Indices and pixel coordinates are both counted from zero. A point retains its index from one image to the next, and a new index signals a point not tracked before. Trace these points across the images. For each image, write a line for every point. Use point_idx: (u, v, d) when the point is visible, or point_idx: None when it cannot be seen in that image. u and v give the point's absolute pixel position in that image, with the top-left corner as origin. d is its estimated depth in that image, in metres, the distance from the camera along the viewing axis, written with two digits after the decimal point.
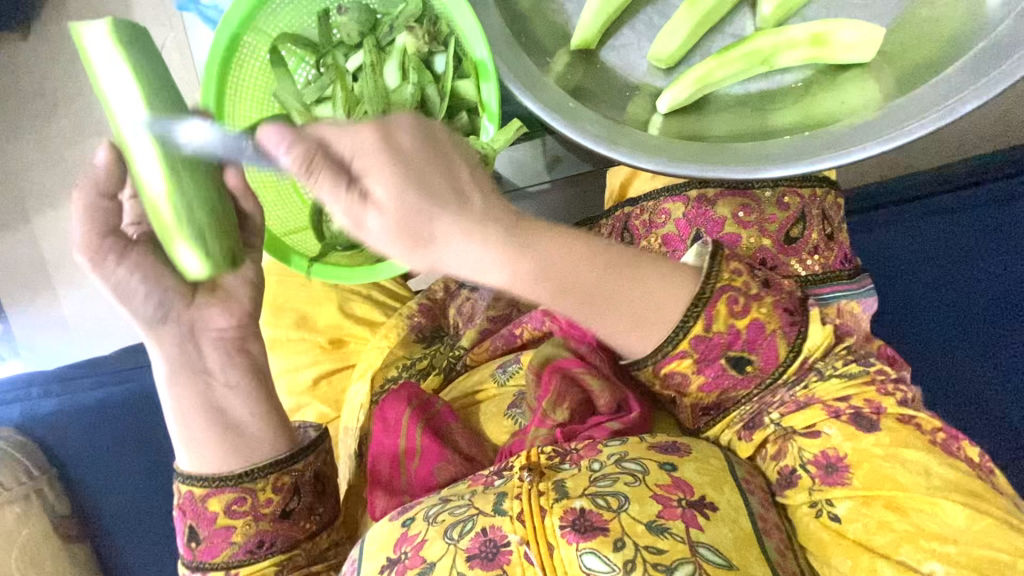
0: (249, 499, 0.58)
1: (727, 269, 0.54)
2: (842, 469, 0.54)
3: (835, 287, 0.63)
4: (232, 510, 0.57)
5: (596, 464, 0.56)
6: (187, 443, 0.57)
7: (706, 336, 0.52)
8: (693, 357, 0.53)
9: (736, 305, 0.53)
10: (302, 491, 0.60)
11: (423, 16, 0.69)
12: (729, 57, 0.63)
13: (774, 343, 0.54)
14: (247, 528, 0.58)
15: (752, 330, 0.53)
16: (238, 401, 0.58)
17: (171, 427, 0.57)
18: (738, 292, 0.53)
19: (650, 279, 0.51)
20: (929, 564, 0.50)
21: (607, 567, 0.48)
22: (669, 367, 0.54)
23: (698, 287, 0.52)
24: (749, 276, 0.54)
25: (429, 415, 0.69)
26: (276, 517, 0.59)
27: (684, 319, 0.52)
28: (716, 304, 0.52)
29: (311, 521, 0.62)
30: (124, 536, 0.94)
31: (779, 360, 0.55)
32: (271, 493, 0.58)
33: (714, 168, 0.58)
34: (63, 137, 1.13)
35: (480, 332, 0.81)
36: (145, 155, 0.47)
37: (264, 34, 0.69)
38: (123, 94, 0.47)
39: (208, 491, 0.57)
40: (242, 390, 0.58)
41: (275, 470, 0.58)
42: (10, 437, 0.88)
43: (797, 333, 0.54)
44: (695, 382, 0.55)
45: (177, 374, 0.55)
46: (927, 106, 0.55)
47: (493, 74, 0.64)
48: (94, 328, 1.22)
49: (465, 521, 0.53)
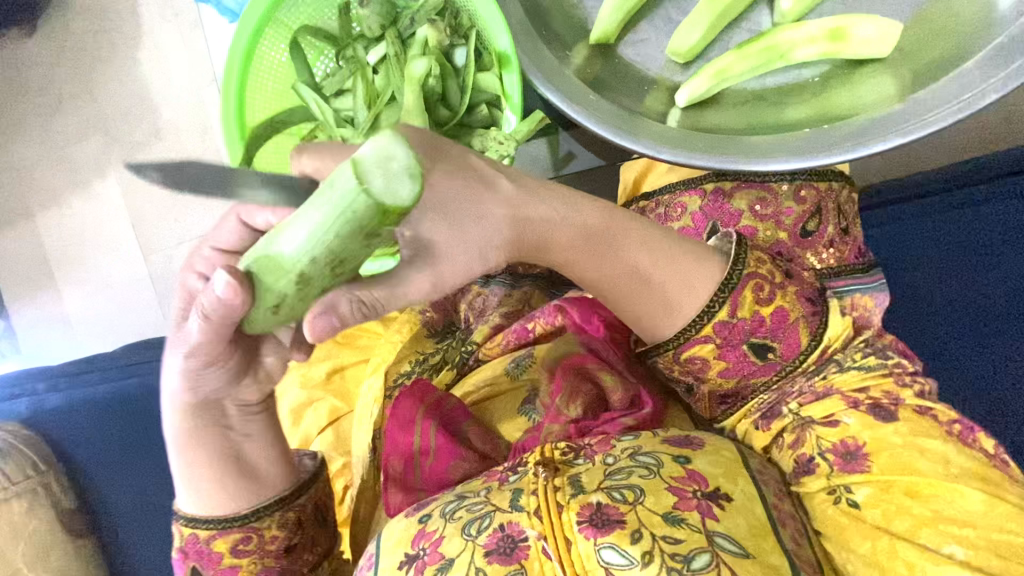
0: (253, 539, 0.58)
1: (753, 258, 0.55)
2: (861, 457, 0.55)
3: (855, 280, 0.62)
4: (238, 550, 0.58)
5: (610, 459, 0.56)
6: (195, 489, 0.57)
7: (730, 321, 0.54)
8: (716, 343, 0.55)
9: (761, 293, 0.54)
10: (304, 524, 0.61)
11: (445, 10, 0.70)
12: (747, 52, 0.64)
13: (797, 330, 0.55)
14: (252, 566, 0.59)
15: (776, 317, 0.54)
16: (254, 448, 0.59)
17: (175, 469, 0.57)
18: (763, 280, 0.54)
19: (681, 263, 0.54)
20: (949, 547, 0.51)
21: (625, 561, 0.48)
22: (689, 351, 0.55)
23: (726, 271, 0.54)
24: (772, 266, 0.56)
25: (443, 412, 0.69)
26: (280, 554, 0.59)
27: (710, 304, 0.54)
28: (742, 292, 0.54)
29: (312, 553, 0.62)
30: (129, 539, 0.91)
31: (802, 348, 0.56)
32: (276, 529, 0.59)
33: (732, 160, 0.59)
34: (66, 131, 1.12)
35: (491, 327, 0.80)
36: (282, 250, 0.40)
37: (284, 26, 0.71)
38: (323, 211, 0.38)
39: (213, 533, 0.57)
40: (257, 437, 0.59)
41: (281, 508, 0.59)
42: (17, 432, 0.88)
43: (820, 323, 0.56)
44: (715, 368, 0.56)
45: (191, 414, 0.56)
46: (944, 100, 0.56)
47: (515, 65, 0.66)
48: (93, 325, 1.18)
49: (482, 517, 0.53)
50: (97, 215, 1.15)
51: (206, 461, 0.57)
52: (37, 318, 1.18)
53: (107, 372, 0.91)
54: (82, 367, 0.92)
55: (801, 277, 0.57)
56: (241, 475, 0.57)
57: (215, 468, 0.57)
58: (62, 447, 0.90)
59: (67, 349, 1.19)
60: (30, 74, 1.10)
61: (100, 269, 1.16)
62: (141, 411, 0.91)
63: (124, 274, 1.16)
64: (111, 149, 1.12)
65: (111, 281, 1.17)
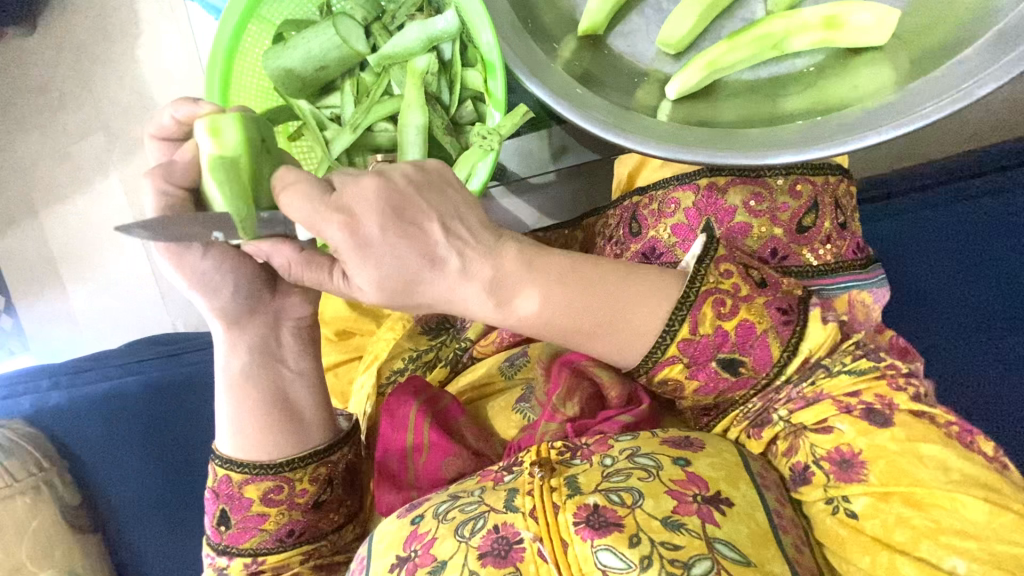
0: (285, 488, 0.62)
1: (719, 269, 0.53)
2: (857, 466, 0.53)
3: (847, 277, 0.63)
4: (268, 498, 0.61)
5: (607, 460, 0.54)
6: (240, 431, 0.61)
7: (693, 339, 0.52)
8: (684, 362, 0.53)
9: (723, 309, 0.52)
10: (333, 483, 0.65)
11: (425, 4, 0.69)
12: (740, 41, 0.62)
13: (767, 343, 0.53)
14: (281, 516, 0.62)
15: (740, 331, 0.52)
16: (302, 390, 0.63)
17: (223, 413, 0.61)
18: (725, 295, 0.52)
19: (648, 281, 0.53)
20: (950, 561, 0.50)
21: (622, 564, 0.46)
22: (661, 374, 0.54)
23: (682, 290, 0.52)
24: (739, 278, 0.53)
25: (436, 410, 0.68)
26: (309, 507, 0.63)
27: (669, 324, 0.51)
28: (702, 307, 0.51)
29: (338, 514, 0.66)
30: (130, 531, 0.91)
31: (774, 360, 0.54)
32: (307, 483, 0.63)
33: (723, 155, 0.57)
34: (70, 133, 1.07)
35: (485, 324, 0.78)
36: (205, 163, 0.48)
37: (267, 23, 0.70)
38: (206, 167, 0.48)
39: (246, 478, 0.61)
40: (308, 377, 0.64)
41: (314, 462, 0.63)
42: (22, 428, 0.87)
43: (792, 333, 0.53)
44: (690, 387, 0.55)
45: (252, 355, 0.61)
46: (943, 88, 0.54)
47: (499, 69, 0.63)
48: (104, 324, 1.14)
49: (476, 518, 0.51)
50: (100, 213, 1.10)
51: (254, 404, 0.61)
52: (45, 317, 1.13)
53: (107, 370, 0.91)
54: (84, 364, 0.92)
55: (777, 286, 0.55)
56: (283, 419, 0.62)
57: (258, 409, 0.61)
58: (65, 444, 0.89)
59: (69, 345, 1.14)
60: (32, 72, 1.05)
61: (100, 267, 1.12)
62: (148, 410, 0.91)
63: (123, 270, 1.12)
64: (114, 146, 1.07)
65: (114, 279, 1.12)
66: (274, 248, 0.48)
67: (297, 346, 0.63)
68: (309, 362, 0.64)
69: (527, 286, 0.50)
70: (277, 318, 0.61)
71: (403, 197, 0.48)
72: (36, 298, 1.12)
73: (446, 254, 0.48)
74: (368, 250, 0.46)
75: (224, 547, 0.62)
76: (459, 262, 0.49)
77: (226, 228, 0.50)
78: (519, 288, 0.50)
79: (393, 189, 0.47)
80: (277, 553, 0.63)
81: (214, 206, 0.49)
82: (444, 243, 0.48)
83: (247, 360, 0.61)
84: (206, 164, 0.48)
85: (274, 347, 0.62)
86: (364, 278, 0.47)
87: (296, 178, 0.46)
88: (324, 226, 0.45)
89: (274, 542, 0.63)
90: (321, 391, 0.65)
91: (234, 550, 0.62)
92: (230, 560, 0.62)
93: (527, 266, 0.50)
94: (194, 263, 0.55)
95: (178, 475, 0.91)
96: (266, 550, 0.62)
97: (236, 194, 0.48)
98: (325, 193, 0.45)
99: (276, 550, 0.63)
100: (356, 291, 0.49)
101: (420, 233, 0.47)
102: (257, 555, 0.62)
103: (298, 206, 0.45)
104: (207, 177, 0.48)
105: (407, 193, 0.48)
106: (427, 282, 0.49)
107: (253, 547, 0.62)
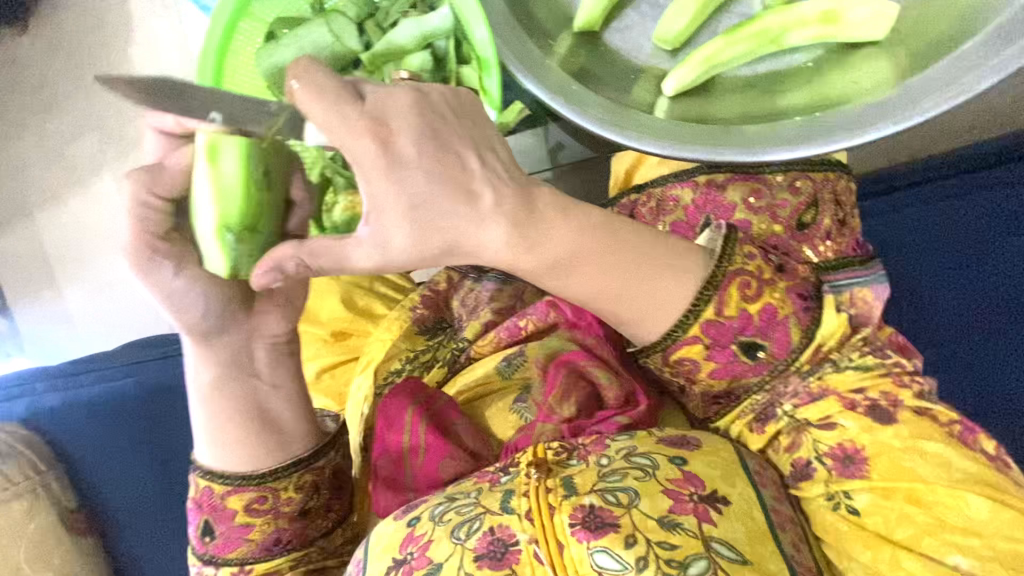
0: (269, 498, 0.61)
1: (741, 253, 0.53)
2: (859, 462, 0.53)
3: (850, 273, 0.58)
4: (252, 509, 0.61)
5: (604, 461, 0.54)
6: (213, 442, 0.60)
7: (717, 320, 0.52)
8: (704, 343, 0.52)
9: (749, 289, 0.52)
10: (320, 488, 0.64)
11: (419, 2, 0.69)
12: (737, 37, 0.62)
13: (787, 328, 0.53)
14: (266, 526, 0.62)
15: (764, 315, 0.52)
16: (279, 401, 0.62)
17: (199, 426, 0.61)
18: (751, 277, 0.52)
19: (663, 281, 0.51)
20: (954, 557, 0.50)
21: (618, 565, 0.46)
22: (678, 354, 0.53)
23: (710, 270, 0.51)
24: (762, 261, 0.53)
25: (432, 412, 0.67)
26: (294, 516, 0.63)
27: (695, 302, 0.51)
28: (729, 287, 0.51)
29: (326, 518, 0.65)
30: (127, 533, 0.90)
31: (794, 347, 0.53)
32: (291, 492, 0.62)
33: (720, 151, 0.56)
34: (63, 135, 1.05)
35: (483, 324, 0.77)
36: (202, 191, 0.47)
37: (259, 20, 0.70)
38: (202, 194, 0.47)
39: (227, 489, 0.60)
40: (284, 390, 0.62)
41: (297, 471, 0.62)
42: (16, 433, 0.86)
43: (812, 319, 0.53)
44: (705, 369, 0.54)
45: (227, 374, 0.60)
46: (941, 85, 0.53)
47: (494, 66, 0.61)
48: (98, 327, 1.11)
49: (471, 520, 0.51)
50: (96, 214, 1.07)
51: (226, 416, 0.60)
52: (39, 319, 1.11)
53: (104, 372, 0.90)
54: (78, 366, 0.91)
55: (796, 273, 0.54)
56: (257, 430, 0.60)
57: (229, 421, 0.60)
58: (59, 448, 0.89)
59: (65, 348, 1.12)
60: (26, 72, 1.03)
61: (97, 267, 1.09)
62: (146, 411, 0.89)
63: (121, 271, 1.10)
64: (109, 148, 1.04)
65: (110, 281, 1.09)
66: (279, 250, 0.45)
67: (273, 362, 0.61)
68: (286, 375, 0.62)
69: (559, 231, 0.49)
70: (251, 333, 0.59)
71: (440, 121, 0.46)
72: (32, 300, 1.10)
73: (480, 188, 0.47)
74: (402, 167, 0.44)
75: (209, 558, 0.62)
76: (494, 199, 0.47)
77: (208, 254, 0.50)
78: (551, 233, 0.49)
79: (429, 111, 0.46)
80: (265, 561, 0.62)
81: (202, 231, 0.49)
82: (479, 174, 0.46)
83: (217, 372, 0.59)
84: (204, 201, 0.47)
85: (246, 362, 0.60)
86: (393, 208, 0.44)
87: (326, 80, 0.43)
88: (354, 141, 0.43)
89: (261, 551, 0.62)
90: (299, 402, 0.63)
91: (220, 560, 0.62)
92: (216, 569, 0.62)
93: (560, 210, 0.49)
94: (171, 275, 0.54)
95: (173, 476, 0.90)
96: (253, 558, 0.62)
97: (220, 234, 0.48)
98: (355, 102, 0.44)
99: (263, 558, 0.62)
100: (382, 236, 0.44)
101: (456, 161, 0.46)
102: (245, 564, 0.62)
103: (324, 107, 0.43)
104: (202, 206, 0.47)
105: (444, 116, 0.46)
106: (460, 219, 0.46)
107: (239, 556, 0.62)
